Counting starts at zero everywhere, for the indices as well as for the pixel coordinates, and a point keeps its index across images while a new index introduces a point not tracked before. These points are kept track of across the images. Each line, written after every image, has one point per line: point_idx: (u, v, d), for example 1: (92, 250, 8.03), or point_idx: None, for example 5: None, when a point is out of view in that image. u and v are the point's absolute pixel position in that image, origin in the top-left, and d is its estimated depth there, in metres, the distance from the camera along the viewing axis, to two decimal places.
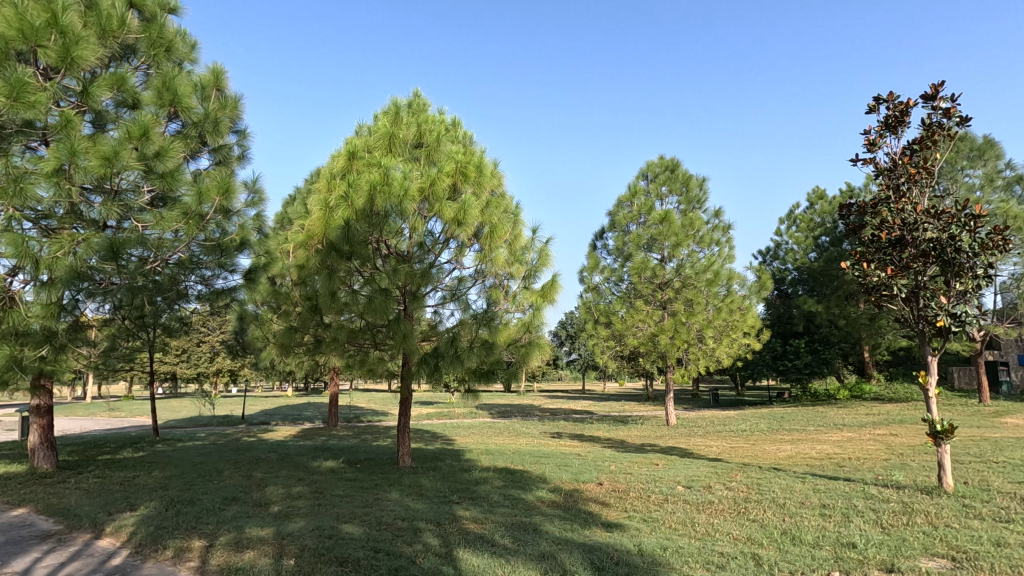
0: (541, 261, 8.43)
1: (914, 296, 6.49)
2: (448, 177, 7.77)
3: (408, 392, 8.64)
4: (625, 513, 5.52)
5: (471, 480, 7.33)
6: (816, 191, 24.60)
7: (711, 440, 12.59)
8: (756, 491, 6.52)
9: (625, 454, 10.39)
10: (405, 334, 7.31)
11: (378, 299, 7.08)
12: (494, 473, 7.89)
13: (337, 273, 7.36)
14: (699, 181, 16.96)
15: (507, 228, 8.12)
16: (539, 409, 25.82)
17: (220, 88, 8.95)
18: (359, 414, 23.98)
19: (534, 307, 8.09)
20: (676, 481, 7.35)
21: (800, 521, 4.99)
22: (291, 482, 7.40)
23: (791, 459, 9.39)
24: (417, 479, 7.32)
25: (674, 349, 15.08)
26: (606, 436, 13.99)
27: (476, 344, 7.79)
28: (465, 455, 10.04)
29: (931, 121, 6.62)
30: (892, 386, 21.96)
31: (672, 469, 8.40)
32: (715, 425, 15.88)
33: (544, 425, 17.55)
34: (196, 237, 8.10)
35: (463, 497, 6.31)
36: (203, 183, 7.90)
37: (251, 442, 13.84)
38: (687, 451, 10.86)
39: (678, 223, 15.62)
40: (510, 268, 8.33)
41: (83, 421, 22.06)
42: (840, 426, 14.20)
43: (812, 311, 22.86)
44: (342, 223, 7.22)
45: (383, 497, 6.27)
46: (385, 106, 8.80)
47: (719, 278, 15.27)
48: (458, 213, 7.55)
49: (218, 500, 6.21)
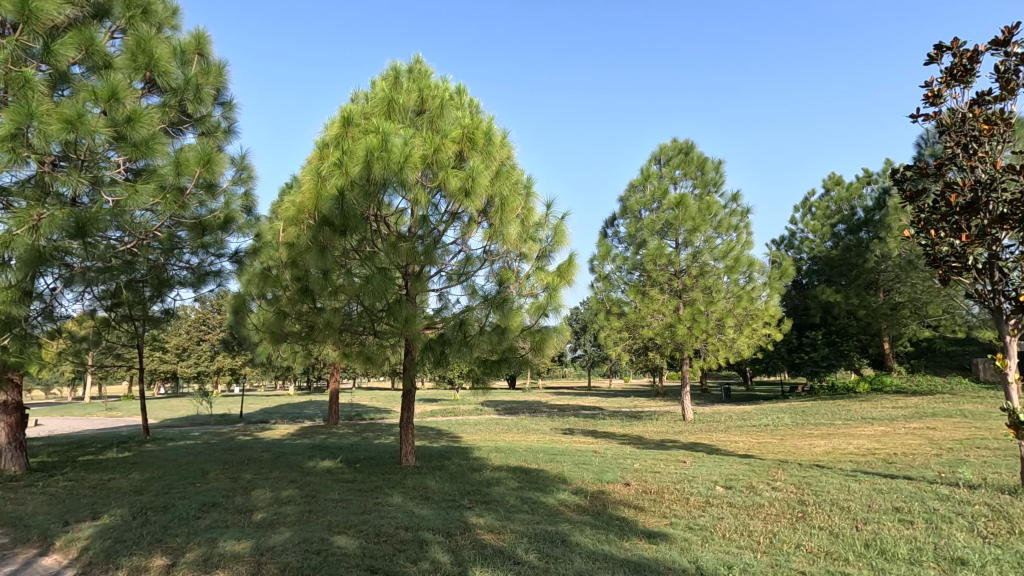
0: (557, 240, 7.61)
1: (990, 267, 5.73)
2: (454, 144, 7.03)
3: (411, 385, 7.87)
4: (666, 520, 4.74)
5: (482, 482, 6.54)
6: (833, 177, 23.69)
7: (736, 435, 11.77)
8: (809, 492, 5.72)
9: (646, 451, 9.59)
10: (407, 318, 6.54)
11: (378, 280, 6.29)
12: (507, 472, 7.12)
13: (332, 250, 6.49)
14: (715, 164, 16.13)
15: (519, 202, 7.32)
16: (547, 406, 25.06)
17: (202, 53, 8.17)
18: (361, 412, 23.21)
19: (550, 289, 7.27)
20: (713, 481, 6.58)
21: (879, 530, 4.20)
22: (281, 484, 6.64)
23: (830, 455, 8.59)
24: (422, 481, 6.54)
25: (692, 340, 14.26)
26: (621, 433, 13.19)
27: (487, 330, 7.03)
28: (474, 454, 9.27)
29: (1005, 68, 5.78)
30: (914, 379, 21.08)
31: (703, 467, 7.62)
32: (735, 420, 15.08)
33: (554, 422, 16.76)
34: (176, 215, 7.30)
35: (475, 501, 5.53)
36: (183, 153, 7.13)
37: (246, 441, 13.10)
38: (713, 448, 10.04)
39: (694, 207, 14.79)
40: (522, 246, 7.55)
41: (77, 421, 21.34)
42: (870, 421, 13.36)
43: (830, 301, 21.99)
44: (335, 193, 6.44)
45: (384, 502, 5.49)
46: (383, 70, 7.99)
47: (739, 265, 14.43)
48: (465, 182, 6.74)
49: (195, 507, 5.44)
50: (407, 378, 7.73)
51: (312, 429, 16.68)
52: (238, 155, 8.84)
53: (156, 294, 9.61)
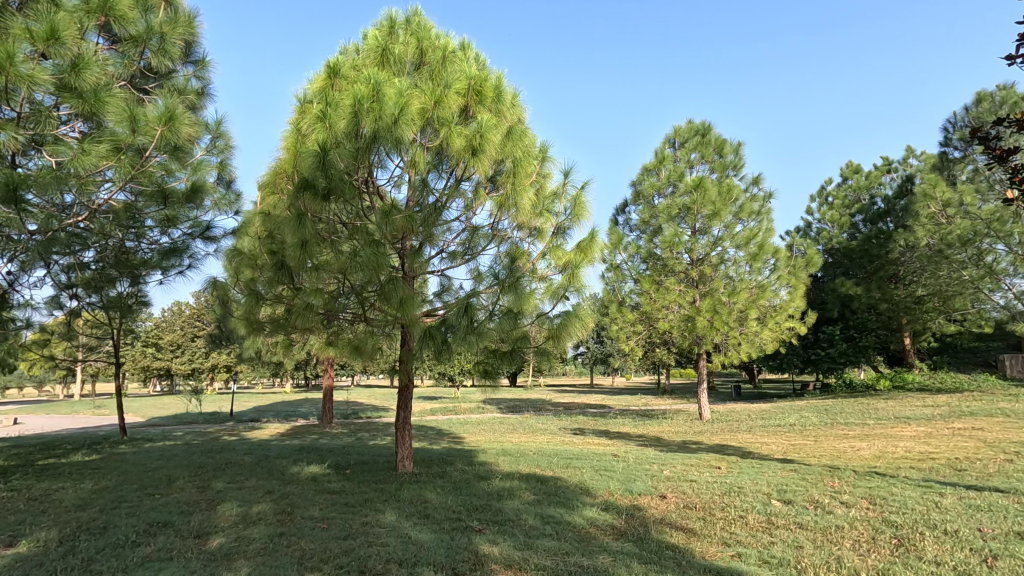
0: (576, 214, 6.59)
1: None
2: (458, 97, 5.97)
3: (408, 379, 6.83)
4: (729, 549, 3.74)
5: (491, 494, 5.52)
6: (850, 166, 22.67)
7: (764, 437, 10.75)
8: (888, 509, 4.72)
9: (672, 455, 8.57)
10: (402, 299, 5.44)
11: (368, 254, 5.24)
12: (520, 481, 6.11)
13: (311, 219, 5.44)
14: (734, 146, 15.11)
15: (534, 167, 6.28)
16: (551, 404, 24.01)
17: (169, 1, 7.08)
18: (358, 410, 22.14)
19: (568, 267, 6.26)
20: (765, 493, 5.57)
21: (1022, 568, 3.21)
22: (254, 497, 5.61)
23: (884, 461, 7.57)
24: (421, 493, 5.53)
25: (713, 333, 13.22)
26: (636, 433, 12.19)
27: (498, 315, 5.99)
28: (480, 457, 8.24)
29: None
30: (937, 376, 20.13)
31: (744, 475, 6.62)
32: (757, 420, 14.08)
33: (562, 421, 15.70)
34: (134, 181, 6.26)
35: (486, 521, 4.51)
36: (142, 110, 6.10)
37: (230, 442, 12.07)
38: (745, 451, 9.03)
39: (714, 191, 13.77)
40: (536, 220, 6.57)
41: (61, 420, 20.30)
42: (904, 420, 12.37)
43: (850, 295, 20.98)
44: (317, 149, 5.39)
45: (373, 522, 4.48)
46: (377, 20, 6.94)
47: (763, 252, 13.37)
48: (471, 139, 5.67)
49: (140, 528, 4.43)
50: (403, 373, 6.67)
51: (303, 428, 15.64)
52: (213, 121, 7.82)
53: (125, 277, 8.51)
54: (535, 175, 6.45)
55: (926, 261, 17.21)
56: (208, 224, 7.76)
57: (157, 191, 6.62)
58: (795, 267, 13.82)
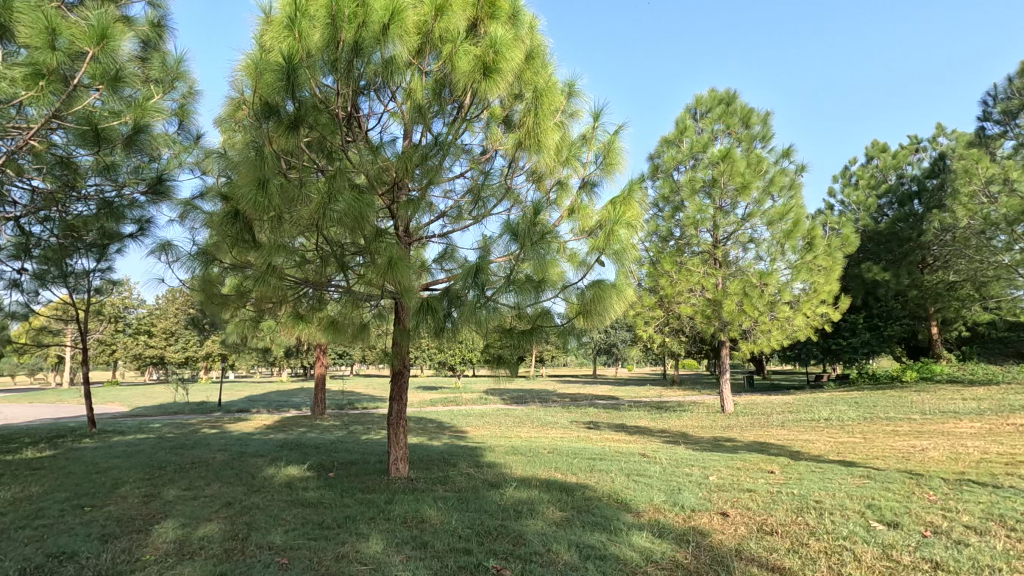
0: (608, 162, 5.40)
1: None
2: (466, 7, 4.70)
3: (403, 363, 5.62)
4: None
5: (506, 510, 4.33)
6: (876, 145, 21.37)
7: (804, 434, 9.58)
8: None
9: (709, 455, 7.39)
10: (392, 260, 4.21)
11: (348, 200, 4.00)
12: (541, 492, 4.93)
13: (277, 156, 4.17)
14: (760, 116, 13.80)
15: (561, 101, 5.05)
16: (556, 394, 22.91)
17: None
18: (355, 401, 21.04)
19: (601, 224, 5.01)
20: (853, 509, 4.40)
21: None
22: (205, 513, 4.43)
23: (966, 465, 6.39)
24: (419, 508, 4.35)
25: (740, 318, 12.01)
26: (658, 428, 11.02)
27: (518, 283, 4.75)
28: (486, 457, 7.07)
29: None
30: (966, 367, 18.96)
31: (809, 483, 5.48)
32: (784, 413, 12.93)
33: (571, 413, 14.58)
34: (56, 111, 4.97)
35: (504, 557, 3.31)
36: (67, 22, 4.76)
37: (209, 436, 10.89)
38: (791, 449, 7.86)
39: (742, 162, 12.51)
40: (560, 168, 5.37)
41: (41, 409, 19.21)
42: (952, 415, 11.21)
43: (876, 280, 19.73)
44: (282, 63, 4.10)
45: (351, 559, 3.28)
46: None
47: (799, 228, 12.00)
48: (483, 58, 4.41)
49: (31, 563, 3.23)
50: (394, 357, 5.47)
51: (292, 420, 14.52)
52: (171, 58, 6.51)
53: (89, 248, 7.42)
54: (561, 110, 5.19)
55: (963, 244, 15.99)
56: (160, 173, 6.35)
57: (85, 126, 5.29)
58: (832, 247, 12.49)
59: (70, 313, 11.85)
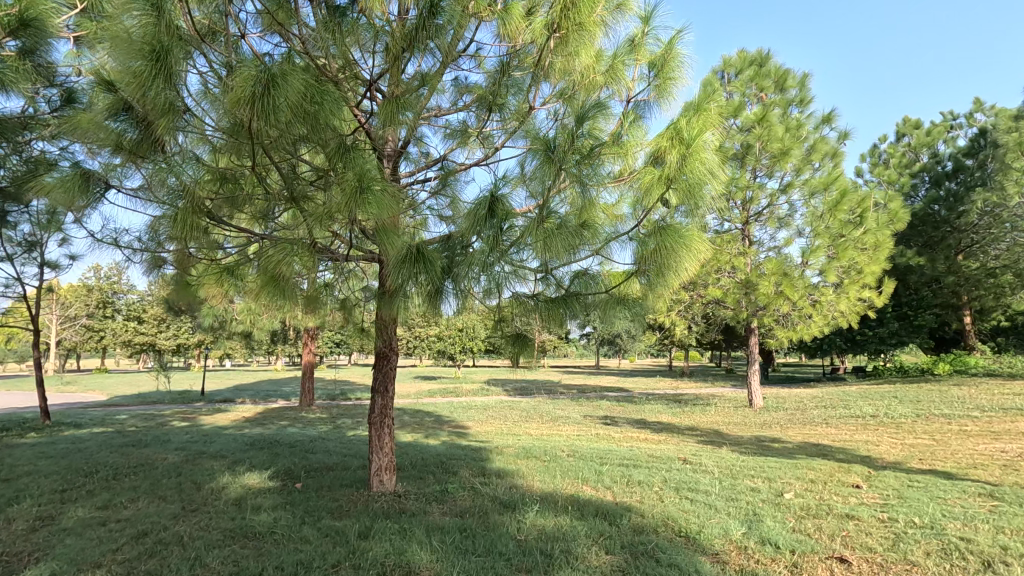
0: (662, 78, 4.00)
1: None
2: None
3: (391, 341, 4.31)
4: None
5: (531, 554, 2.99)
6: (908, 121, 19.94)
7: (860, 434, 8.25)
8: None
9: (765, 461, 6.04)
10: (363, 184, 2.87)
11: (299, 88, 2.63)
12: (574, 522, 3.57)
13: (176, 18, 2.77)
14: (797, 78, 12.34)
15: None
16: (562, 386, 21.54)
17: None
18: (346, 391, 19.67)
19: (659, 157, 3.62)
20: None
21: None
22: (100, 552, 3.08)
23: None
24: (405, 552, 2.97)
25: (775, 303, 10.67)
26: (686, 425, 9.70)
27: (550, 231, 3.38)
28: (494, 463, 5.72)
29: None
30: (1003, 360, 17.65)
31: (922, 506, 4.14)
32: (820, 408, 11.64)
33: (582, 407, 13.30)
34: None
35: None
36: None
37: (174, 430, 9.53)
38: (859, 455, 6.50)
39: (781, 126, 11.08)
40: (598, 86, 4.02)
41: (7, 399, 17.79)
42: (1017, 412, 9.89)
43: (908, 266, 18.30)
44: None
45: None
46: None
47: (846, 200, 10.53)
48: None
49: None
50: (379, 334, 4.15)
51: (275, 412, 13.19)
52: None
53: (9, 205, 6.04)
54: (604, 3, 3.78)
55: None
56: (72, 95, 4.90)
57: None
58: (880, 223, 11.09)
59: (16, 292, 10.43)
